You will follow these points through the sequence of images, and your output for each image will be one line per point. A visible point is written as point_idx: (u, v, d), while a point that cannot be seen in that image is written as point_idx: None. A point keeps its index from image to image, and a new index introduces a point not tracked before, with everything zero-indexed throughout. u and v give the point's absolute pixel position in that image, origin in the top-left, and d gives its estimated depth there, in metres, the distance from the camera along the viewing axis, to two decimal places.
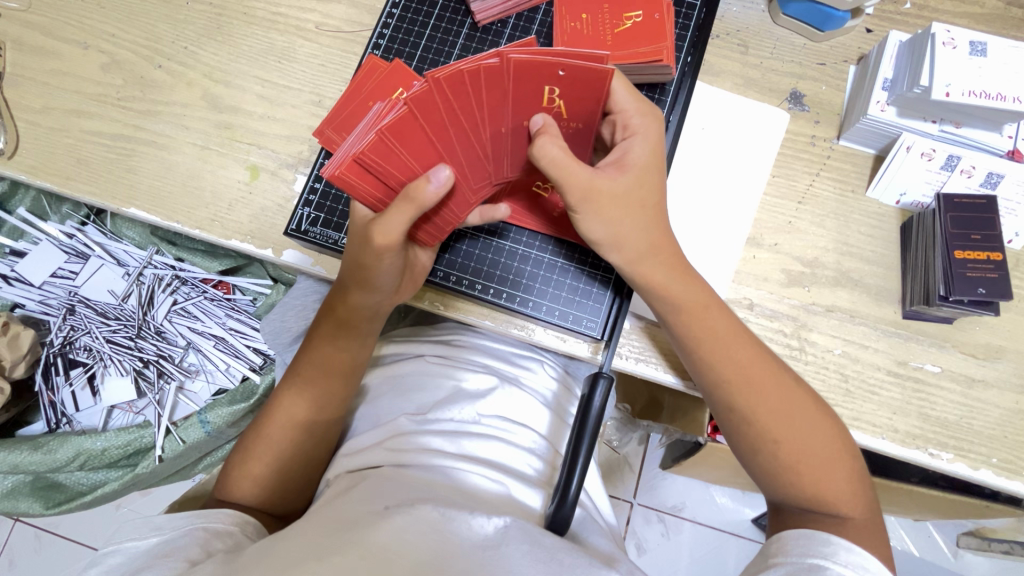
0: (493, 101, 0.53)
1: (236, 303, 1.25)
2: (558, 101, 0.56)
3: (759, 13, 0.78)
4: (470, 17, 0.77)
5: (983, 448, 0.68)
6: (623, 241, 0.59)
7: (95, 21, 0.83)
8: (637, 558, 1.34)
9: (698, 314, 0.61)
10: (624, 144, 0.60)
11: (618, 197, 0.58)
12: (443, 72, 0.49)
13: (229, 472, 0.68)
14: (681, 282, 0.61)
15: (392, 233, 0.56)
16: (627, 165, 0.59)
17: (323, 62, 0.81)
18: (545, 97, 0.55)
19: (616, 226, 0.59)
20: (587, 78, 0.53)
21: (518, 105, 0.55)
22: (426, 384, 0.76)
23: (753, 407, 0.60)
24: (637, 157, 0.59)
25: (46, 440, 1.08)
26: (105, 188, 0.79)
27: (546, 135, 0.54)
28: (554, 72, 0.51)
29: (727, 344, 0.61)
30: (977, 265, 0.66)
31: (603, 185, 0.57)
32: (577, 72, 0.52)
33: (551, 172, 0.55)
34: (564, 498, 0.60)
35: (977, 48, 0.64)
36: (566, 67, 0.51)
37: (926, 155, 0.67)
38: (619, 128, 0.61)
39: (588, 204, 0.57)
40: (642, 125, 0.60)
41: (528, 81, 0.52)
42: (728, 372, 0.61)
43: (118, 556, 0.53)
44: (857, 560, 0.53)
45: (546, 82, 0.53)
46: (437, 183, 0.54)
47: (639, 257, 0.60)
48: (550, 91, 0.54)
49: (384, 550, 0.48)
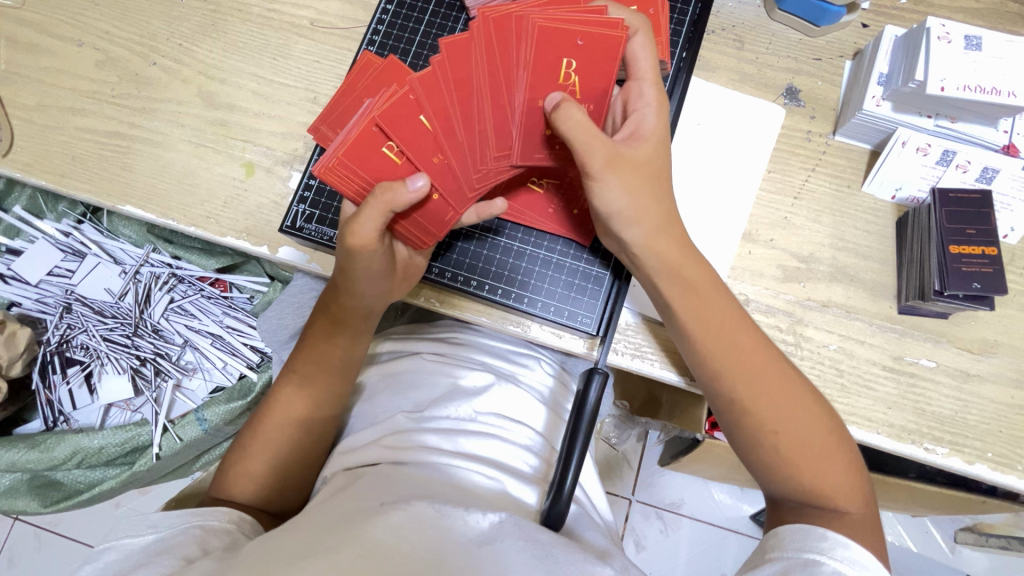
0: (511, 65, 0.57)
1: (233, 301, 1.25)
2: (573, 78, 0.59)
3: (755, 9, 0.78)
4: (464, 13, 0.77)
5: (979, 443, 0.68)
6: (639, 213, 0.59)
7: (90, 18, 0.83)
8: (636, 554, 1.34)
9: (703, 295, 0.61)
10: (639, 116, 0.60)
11: (639, 168, 0.59)
12: (490, 13, 0.55)
13: (226, 471, 0.68)
14: (688, 257, 0.61)
15: (364, 235, 0.57)
16: (642, 138, 0.60)
17: (318, 58, 0.81)
18: (561, 72, 0.58)
19: (637, 200, 0.59)
20: (606, 48, 0.57)
21: (535, 80, 0.58)
22: (424, 381, 0.77)
23: (755, 398, 0.60)
24: (651, 131, 0.60)
25: (43, 439, 1.08)
26: (100, 185, 0.79)
27: (568, 103, 0.55)
28: (572, 40, 0.56)
29: (729, 332, 0.61)
30: (973, 259, 0.65)
31: (625, 154, 0.58)
32: (595, 41, 0.57)
33: (573, 136, 0.55)
34: (559, 495, 0.59)
35: (972, 42, 0.64)
36: (583, 35, 0.56)
37: (922, 150, 0.67)
38: (634, 96, 0.61)
39: (609, 172, 0.57)
40: (655, 98, 0.60)
41: (547, 49, 0.56)
42: (735, 357, 0.61)
43: (113, 553, 0.53)
44: (852, 555, 0.53)
45: (565, 52, 0.57)
46: (413, 189, 0.55)
47: (655, 228, 0.60)
48: (566, 65, 0.58)
49: (376, 545, 0.48)
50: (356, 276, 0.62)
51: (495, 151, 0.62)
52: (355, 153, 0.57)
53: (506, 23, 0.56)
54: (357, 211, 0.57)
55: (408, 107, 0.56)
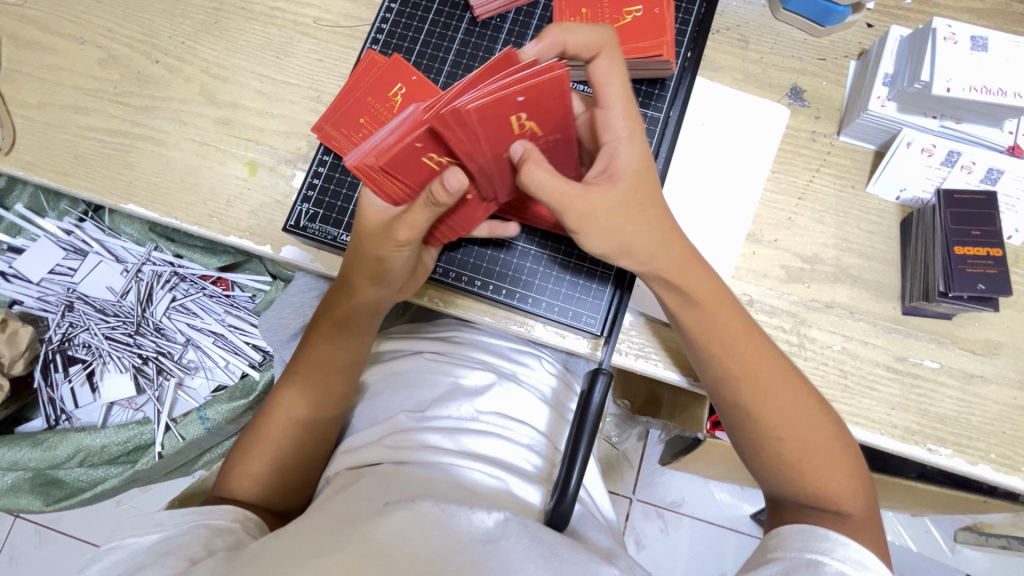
0: (465, 144, 0.54)
1: (235, 300, 1.25)
2: (530, 125, 0.55)
3: (760, 9, 0.78)
4: (469, 12, 0.77)
5: (981, 444, 0.68)
6: (627, 249, 0.58)
7: (92, 17, 0.83)
8: (636, 553, 1.34)
9: (708, 307, 0.61)
10: (610, 150, 0.58)
11: (618, 208, 0.57)
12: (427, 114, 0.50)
13: (229, 472, 0.68)
14: (694, 272, 0.60)
15: (416, 220, 0.57)
16: (616, 174, 0.57)
17: (321, 57, 0.81)
18: (514, 125, 0.54)
19: (622, 235, 0.57)
20: (550, 92, 0.52)
21: (493, 142, 0.55)
22: (426, 380, 0.77)
23: (759, 404, 0.60)
24: (625, 165, 0.57)
25: (46, 437, 1.07)
26: (103, 183, 0.79)
27: (532, 161, 0.54)
28: (514, 101, 0.51)
29: (735, 337, 0.61)
30: (977, 260, 0.65)
31: (599, 201, 0.56)
32: (538, 91, 0.51)
33: (541, 196, 0.55)
34: (563, 494, 0.60)
35: (978, 43, 0.64)
36: (525, 92, 0.50)
37: (927, 151, 0.67)
38: (603, 128, 0.58)
39: (587, 221, 0.56)
40: (625, 130, 0.58)
41: (493, 120, 0.52)
42: (738, 364, 0.61)
43: (120, 551, 0.53)
44: (854, 556, 0.53)
45: (511, 112, 0.52)
46: (453, 186, 0.52)
47: (647, 258, 0.59)
48: (518, 119, 0.53)
49: (384, 544, 0.48)
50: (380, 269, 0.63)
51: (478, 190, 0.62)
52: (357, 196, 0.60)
53: (442, 120, 0.50)
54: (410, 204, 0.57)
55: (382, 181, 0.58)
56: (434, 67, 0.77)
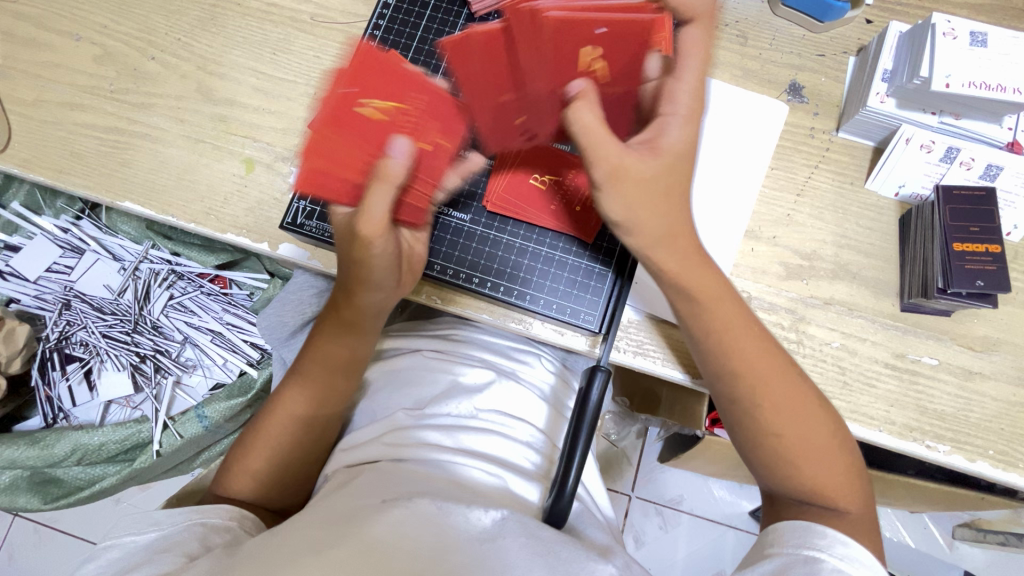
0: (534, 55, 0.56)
1: (232, 297, 1.25)
2: (596, 66, 0.57)
3: (758, 5, 0.78)
4: (466, 8, 0.77)
5: (979, 440, 0.68)
6: (641, 225, 0.56)
7: (87, 13, 0.82)
8: (635, 550, 1.35)
9: (710, 302, 0.59)
10: (663, 123, 0.57)
11: (647, 181, 0.55)
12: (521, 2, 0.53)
13: (229, 471, 0.68)
14: (697, 268, 0.58)
15: (376, 217, 0.57)
16: (659, 149, 0.56)
17: (318, 53, 0.80)
18: (582, 62, 0.57)
19: (639, 211, 0.55)
20: (628, 32, 0.55)
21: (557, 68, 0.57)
22: (425, 379, 0.76)
23: (760, 402, 0.60)
24: (670, 144, 0.56)
25: (43, 435, 1.07)
26: (98, 181, 0.78)
27: (584, 100, 0.55)
28: (592, 29, 0.54)
29: (743, 331, 0.60)
30: (976, 256, 0.65)
31: (632, 165, 0.54)
32: (619, 29, 0.55)
33: (580, 136, 0.54)
34: (562, 492, 0.59)
35: (978, 38, 0.64)
36: (605, 23, 0.54)
37: (925, 147, 0.67)
38: (667, 99, 0.58)
39: (614, 182, 0.55)
40: (686, 107, 0.57)
41: (567, 40, 0.55)
42: (739, 361, 0.60)
43: (116, 550, 0.53)
44: (850, 553, 0.53)
45: (586, 42, 0.55)
46: (398, 153, 0.56)
47: (654, 243, 0.57)
48: (590, 55, 0.56)
49: (381, 542, 0.48)
50: (366, 269, 0.61)
51: (443, 121, 0.61)
52: (314, 184, 0.60)
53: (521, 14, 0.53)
54: (365, 203, 0.57)
55: (338, 119, 0.59)
56: (432, 63, 0.76)
